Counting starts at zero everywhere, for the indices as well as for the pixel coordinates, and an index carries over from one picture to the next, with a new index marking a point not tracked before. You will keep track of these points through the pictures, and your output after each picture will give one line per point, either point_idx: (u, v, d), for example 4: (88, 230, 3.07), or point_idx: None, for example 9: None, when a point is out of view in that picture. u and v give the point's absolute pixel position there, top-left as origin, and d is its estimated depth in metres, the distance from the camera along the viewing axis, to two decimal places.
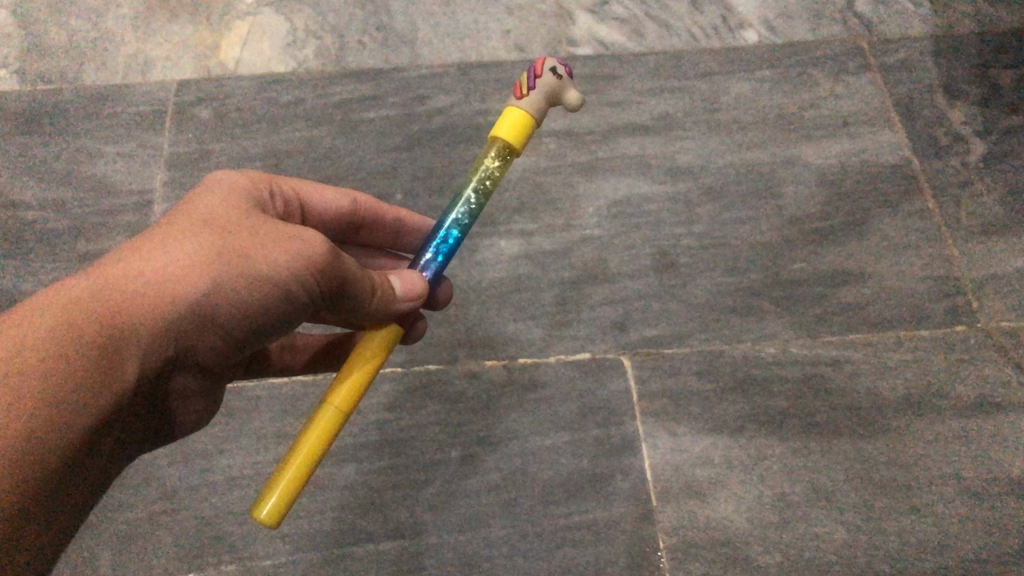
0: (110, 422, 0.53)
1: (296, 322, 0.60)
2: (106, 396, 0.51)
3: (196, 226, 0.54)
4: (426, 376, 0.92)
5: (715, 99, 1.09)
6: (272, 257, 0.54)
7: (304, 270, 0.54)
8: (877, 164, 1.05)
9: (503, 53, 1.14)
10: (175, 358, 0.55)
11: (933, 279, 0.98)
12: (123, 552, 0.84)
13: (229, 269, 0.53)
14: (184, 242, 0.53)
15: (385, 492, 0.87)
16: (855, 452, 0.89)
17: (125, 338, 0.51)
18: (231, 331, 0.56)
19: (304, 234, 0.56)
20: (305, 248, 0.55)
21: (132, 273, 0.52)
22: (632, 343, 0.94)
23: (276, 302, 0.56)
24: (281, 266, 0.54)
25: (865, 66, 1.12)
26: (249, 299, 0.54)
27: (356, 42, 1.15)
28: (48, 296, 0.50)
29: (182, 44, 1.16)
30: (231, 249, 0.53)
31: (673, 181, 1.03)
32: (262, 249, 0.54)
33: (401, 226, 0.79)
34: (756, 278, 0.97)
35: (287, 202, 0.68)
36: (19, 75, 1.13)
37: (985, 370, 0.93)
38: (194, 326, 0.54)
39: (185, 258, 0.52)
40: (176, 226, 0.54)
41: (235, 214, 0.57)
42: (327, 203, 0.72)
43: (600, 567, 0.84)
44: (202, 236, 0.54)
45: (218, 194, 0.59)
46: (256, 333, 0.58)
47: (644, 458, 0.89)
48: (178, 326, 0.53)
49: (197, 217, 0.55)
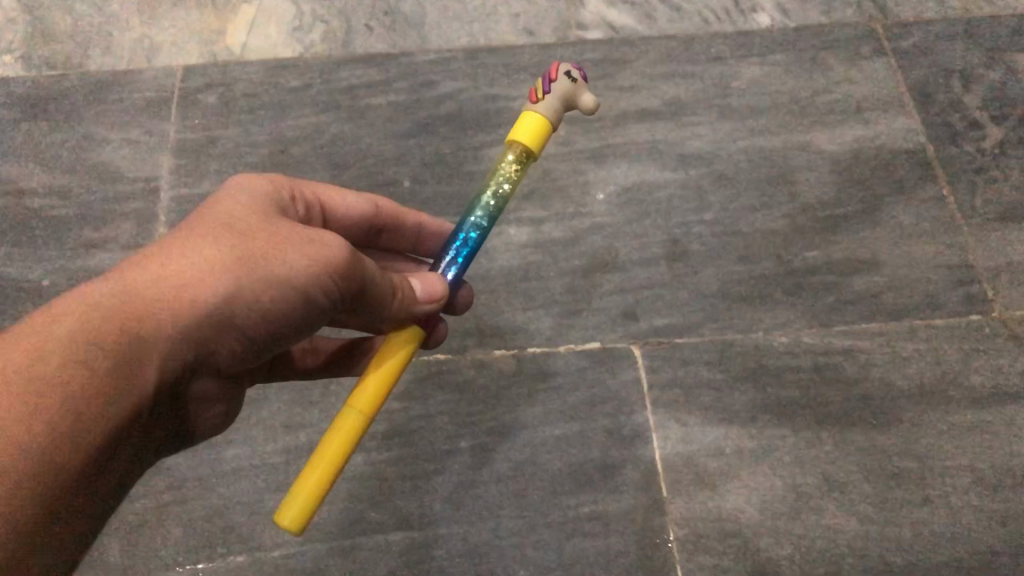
0: (129, 429, 0.53)
1: (318, 326, 0.60)
2: (125, 404, 0.50)
3: (214, 230, 0.54)
4: (436, 366, 0.91)
5: (727, 83, 1.08)
6: (290, 261, 0.53)
7: (324, 273, 0.54)
8: (891, 150, 1.04)
9: (513, 37, 1.12)
10: (195, 362, 0.55)
11: (948, 267, 0.96)
12: (132, 543, 0.83)
13: (247, 274, 0.53)
14: (200, 248, 0.52)
15: (394, 482, 0.86)
16: (869, 443, 0.88)
17: (144, 344, 0.51)
18: (251, 335, 0.56)
19: (324, 237, 0.55)
20: (325, 252, 0.54)
21: (150, 278, 0.51)
22: (642, 332, 0.93)
23: (296, 305, 0.55)
24: (299, 269, 0.53)
25: (879, 50, 1.11)
26: (269, 303, 0.54)
27: (363, 26, 1.13)
28: (66, 302, 0.50)
29: (187, 28, 1.14)
30: (248, 253, 0.53)
31: (685, 168, 1.02)
32: (281, 251, 0.53)
33: (422, 232, 0.78)
34: (769, 266, 0.96)
35: (306, 207, 0.67)
36: (24, 60, 1.12)
37: (1000, 359, 0.92)
38: (214, 332, 0.54)
39: (202, 263, 0.52)
40: (197, 230, 0.54)
41: (256, 217, 0.56)
42: (347, 208, 0.71)
43: (610, 559, 0.83)
44: (221, 240, 0.53)
45: (238, 197, 0.58)
46: (277, 336, 0.58)
47: (655, 448, 0.88)
48: (197, 331, 0.53)
49: (215, 221, 0.55)
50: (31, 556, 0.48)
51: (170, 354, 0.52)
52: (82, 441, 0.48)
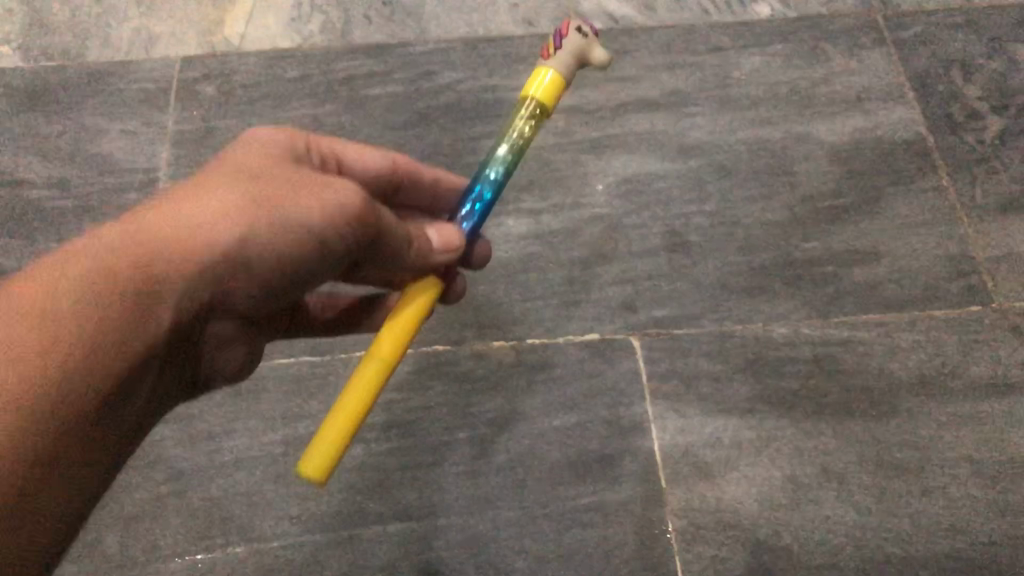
0: (145, 369, 0.54)
1: (332, 272, 0.61)
2: (140, 343, 0.52)
3: (232, 178, 0.55)
4: (434, 357, 0.91)
5: (727, 74, 1.08)
6: (305, 210, 0.55)
7: (338, 221, 0.56)
8: (891, 141, 1.03)
9: (512, 28, 1.12)
10: (210, 304, 0.57)
11: (947, 257, 0.96)
12: (131, 534, 0.83)
13: (263, 219, 0.54)
14: (218, 195, 0.54)
15: (392, 473, 0.86)
16: (868, 433, 0.88)
17: (161, 286, 0.52)
18: (267, 281, 0.58)
19: (337, 184, 0.57)
20: (342, 198, 0.56)
21: (167, 220, 0.53)
22: (641, 323, 0.93)
23: (309, 252, 0.57)
24: (314, 216, 0.55)
25: (880, 40, 1.10)
26: (283, 249, 0.55)
27: (362, 17, 1.13)
28: (85, 245, 0.51)
29: (185, 18, 1.14)
30: (264, 199, 0.54)
31: (684, 159, 1.02)
32: (295, 200, 0.55)
33: (439, 189, 0.78)
34: (768, 256, 0.96)
35: (325, 160, 0.68)
36: (22, 51, 1.12)
37: (999, 350, 0.92)
38: (232, 273, 0.55)
39: (219, 208, 0.53)
40: (214, 175, 0.56)
41: (271, 165, 0.58)
42: (364, 163, 0.72)
43: (609, 550, 0.83)
44: (237, 187, 0.55)
45: (258, 147, 0.60)
46: (292, 282, 0.59)
47: (654, 439, 0.88)
48: (215, 275, 0.54)
49: (234, 170, 0.56)
50: (41, 492, 0.50)
51: (189, 295, 0.54)
52: (91, 378, 0.50)
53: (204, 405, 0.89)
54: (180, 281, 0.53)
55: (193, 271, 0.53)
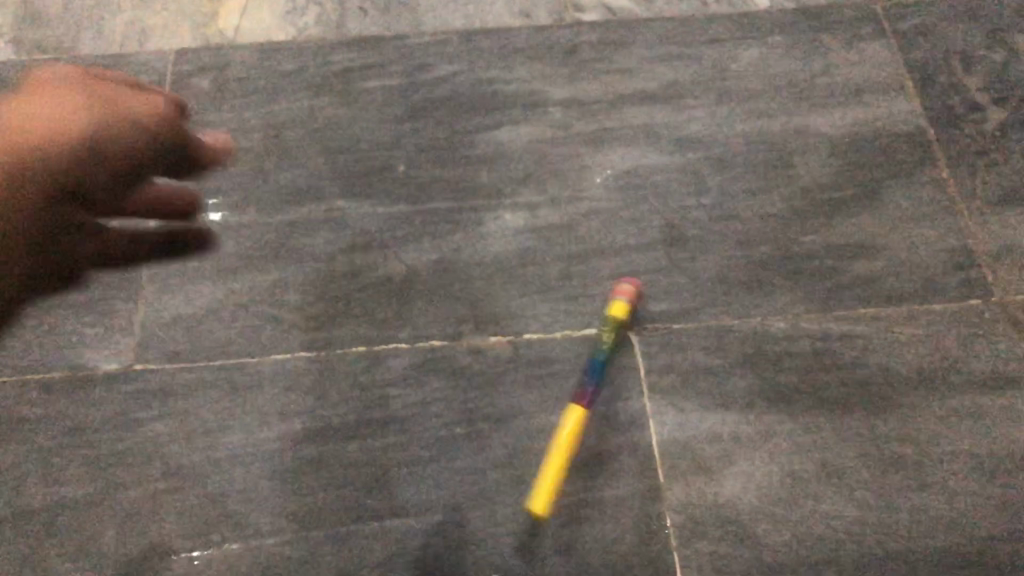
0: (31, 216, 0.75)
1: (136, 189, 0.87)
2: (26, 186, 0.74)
3: (40, 90, 0.81)
4: (431, 352, 0.91)
5: (725, 66, 1.07)
6: (125, 107, 0.84)
7: (149, 121, 0.85)
8: (890, 133, 1.03)
9: (508, 19, 1.11)
10: (68, 195, 0.78)
11: (947, 250, 0.96)
12: (127, 532, 0.83)
13: (88, 96, 0.82)
14: (58, 99, 0.80)
15: (389, 469, 0.85)
16: (867, 428, 0.88)
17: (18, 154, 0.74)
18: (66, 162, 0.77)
19: (129, 103, 0.84)
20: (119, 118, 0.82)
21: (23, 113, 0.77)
22: (639, 317, 0.92)
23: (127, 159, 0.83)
24: (134, 108, 0.84)
25: (879, 31, 1.09)
26: (114, 143, 0.81)
27: (357, 8, 1.12)
28: None
29: (179, 10, 1.13)
30: (97, 95, 0.82)
31: (682, 152, 1.02)
32: (121, 99, 0.84)
33: None
34: (767, 250, 0.96)
35: None
36: (14, 45, 1.11)
37: (998, 344, 0.91)
38: (81, 161, 0.78)
39: (65, 103, 0.80)
40: (41, 88, 0.81)
41: (77, 79, 0.84)
42: None
43: (607, 546, 0.83)
44: (37, 92, 0.81)
45: (50, 83, 0.82)
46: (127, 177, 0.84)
47: (652, 434, 0.87)
48: (71, 157, 0.77)
49: (35, 85, 0.82)
50: None
51: (49, 166, 0.75)
52: None
53: (201, 402, 0.88)
54: (39, 153, 0.75)
55: (52, 144, 0.76)
